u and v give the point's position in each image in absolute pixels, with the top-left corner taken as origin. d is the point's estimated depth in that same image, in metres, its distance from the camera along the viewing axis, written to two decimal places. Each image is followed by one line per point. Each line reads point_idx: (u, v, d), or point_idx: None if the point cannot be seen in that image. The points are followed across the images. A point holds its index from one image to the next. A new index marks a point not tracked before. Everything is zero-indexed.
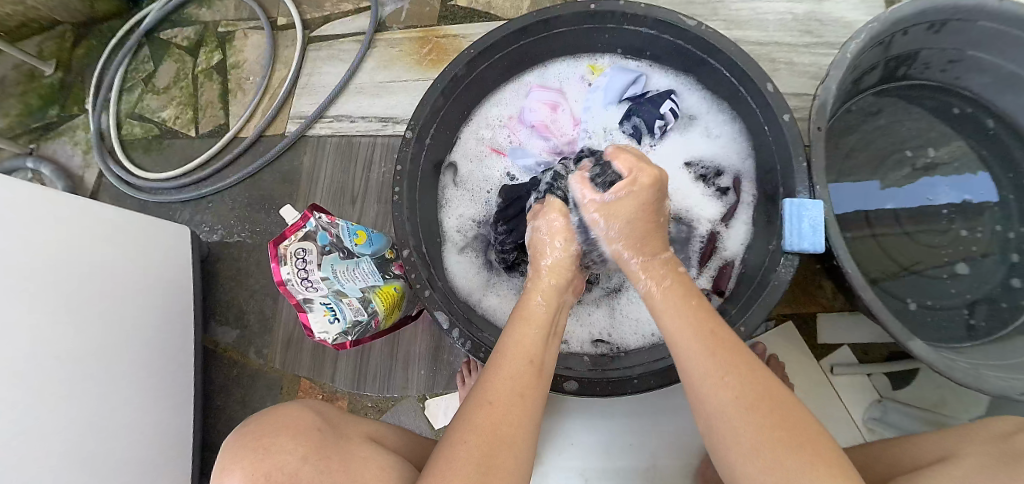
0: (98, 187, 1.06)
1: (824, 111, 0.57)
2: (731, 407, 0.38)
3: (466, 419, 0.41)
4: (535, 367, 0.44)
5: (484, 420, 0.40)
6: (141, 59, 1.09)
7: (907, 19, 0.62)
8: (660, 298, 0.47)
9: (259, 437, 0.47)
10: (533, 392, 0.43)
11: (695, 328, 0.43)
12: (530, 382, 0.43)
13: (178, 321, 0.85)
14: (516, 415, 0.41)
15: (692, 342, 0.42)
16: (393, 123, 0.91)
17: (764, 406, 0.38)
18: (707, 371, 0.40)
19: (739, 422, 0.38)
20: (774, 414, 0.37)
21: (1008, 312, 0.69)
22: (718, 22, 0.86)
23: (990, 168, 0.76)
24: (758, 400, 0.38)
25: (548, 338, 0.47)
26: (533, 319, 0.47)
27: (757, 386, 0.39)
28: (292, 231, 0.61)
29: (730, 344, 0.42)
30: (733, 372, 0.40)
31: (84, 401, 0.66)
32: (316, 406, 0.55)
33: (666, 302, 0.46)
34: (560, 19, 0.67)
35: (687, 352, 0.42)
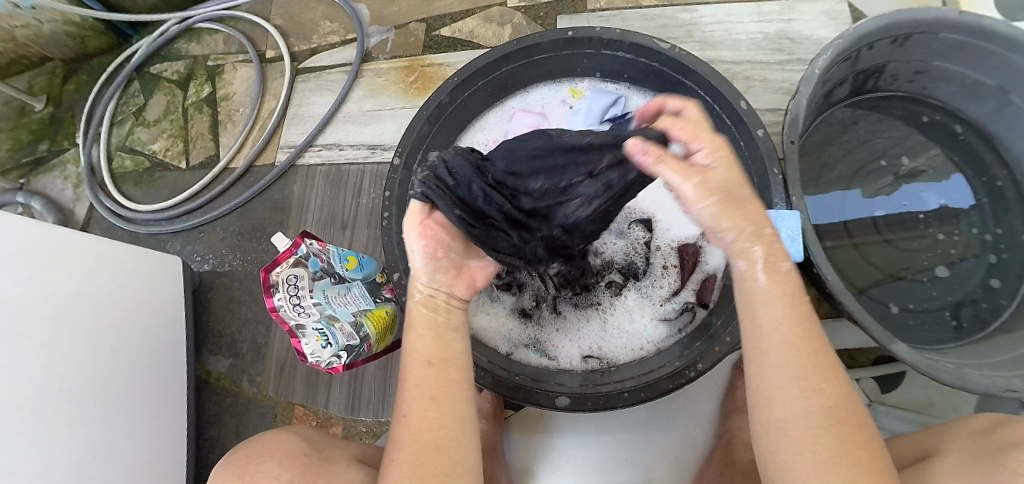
0: (88, 221, 1.06)
1: (796, 126, 0.60)
2: (811, 422, 0.40)
3: (394, 440, 0.45)
4: (436, 365, 0.46)
5: (406, 436, 0.44)
6: (132, 94, 1.11)
7: (870, 35, 0.66)
8: (763, 285, 0.45)
9: (246, 464, 0.48)
10: (444, 392, 0.45)
11: (793, 332, 0.42)
12: (435, 382, 0.46)
13: (170, 351, 0.85)
14: (430, 421, 0.44)
15: (789, 349, 0.42)
16: (381, 149, 0.93)
17: (838, 422, 0.40)
18: (791, 388, 0.41)
19: (812, 437, 0.40)
20: (845, 430, 0.40)
21: (988, 312, 0.72)
22: (693, 44, 0.89)
23: (962, 173, 0.79)
24: (841, 417, 0.41)
25: (440, 331, 0.48)
26: (420, 319, 0.49)
27: (841, 402, 0.41)
28: (283, 257, 0.62)
29: (822, 355, 0.43)
30: (818, 383, 0.41)
31: (76, 435, 0.66)
32: (305, 432, 0.56)
33: (771, 293, 0.44)
34: (540, 46, 0.70)
35: (778, 356, 0.42)
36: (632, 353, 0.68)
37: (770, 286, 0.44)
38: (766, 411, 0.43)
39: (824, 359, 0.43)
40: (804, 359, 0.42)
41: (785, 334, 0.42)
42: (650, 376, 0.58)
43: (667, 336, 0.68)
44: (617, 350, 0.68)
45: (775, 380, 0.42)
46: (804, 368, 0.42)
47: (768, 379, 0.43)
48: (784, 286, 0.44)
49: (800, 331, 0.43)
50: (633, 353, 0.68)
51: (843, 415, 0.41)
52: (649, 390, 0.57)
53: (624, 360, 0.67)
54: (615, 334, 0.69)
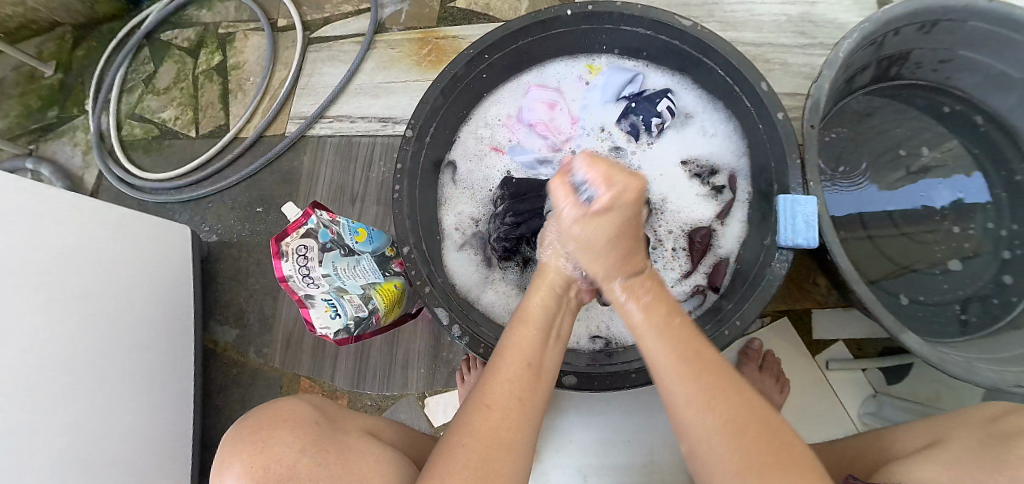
0: (98, 188, 1.06)
1: (817, 110, 0.58)
2: (714, 433, 0.39)
3: (465, 422, 0.43)
4: (532, 371, 0.46)
5: (481, 424, 0.42)
6: (142, 61, 1.10)
7: (897, 19, 0.63)
8: (639, 315, 0.47)
9: (258, 430, 0.48)
10: (530, 394, 0.45)
11: (676, 349, 0.43)
12: (528, 386, 0.45)
13: (178, 319, 0.86)
14: (515, 418, 0.43)
15: (675, 366, 0.43)
16: (392, 123, 0.92)
17: (741, 427, 0.39)
18: (692, 397, 0.41)
19: (720, 443, 0.39)
20: (750, 433, 0.38)
21: (999, 308, 0.71)
22: (713, 24, 0.87)
23: (982, 166, 0.77)
24: (740, 425, 0.39)
25: (545, 342, 0.49)
26: (532, 319, 0.50)
27: (743, 408, 0.40)
28: (293, 228, 0.61)
29: (712, 362, 0.43)
30: (720, 393, 0.40)
31: (82, 399, 0.66)
32: (316, 401, 0.56)
33: (646, 320, 0.47)
34: (559, 20, 0.68)
35: (671, 373, 0.42)
36: None
37: (645, 318, 0.47)
38: (682, 429, 0.42)
39: (717, 369, 0.42)
40: (697, 372, 0.42)
41: (665, 353, 0.44)
42: None
43: None
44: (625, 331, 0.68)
45: (677, 394, 0.42)
46: (696, 382, 0.41)
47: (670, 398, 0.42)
48: (653, 319, 0.46)
49: (680, 352, 0.43)
50: None
51: (750, 419, 0.39)
52: None
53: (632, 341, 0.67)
54: None
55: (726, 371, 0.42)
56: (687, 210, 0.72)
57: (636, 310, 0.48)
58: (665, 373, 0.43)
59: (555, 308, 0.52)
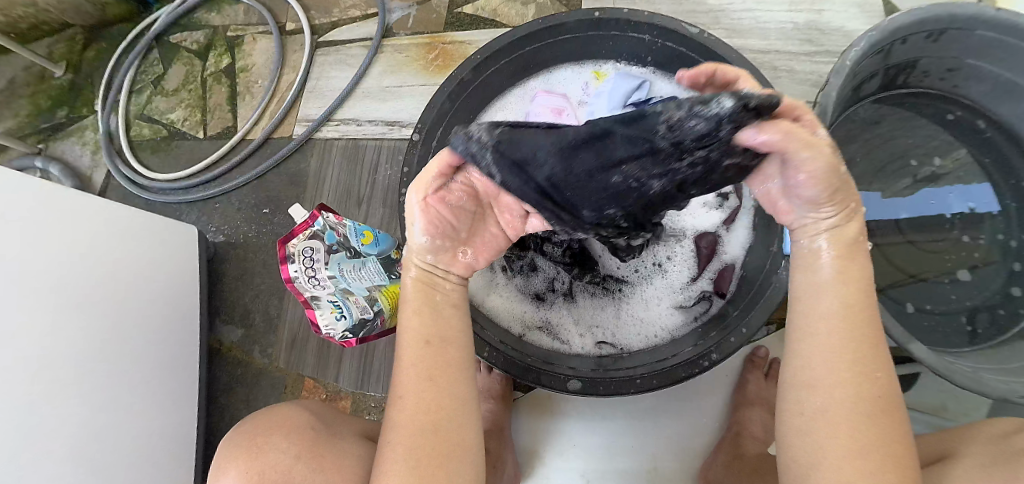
0: (106, 187, 1.07)
1: (824, 118, 0.58)
2: (851, 409, 0.38)
3: (392, 422, 0.44)
4: (434, 345, 0.46)
5: (402, 419, 0.43)
6: (151, 62, 1.11)
7: (905, 27, 0.63)
8: (825, 277, 0.41)
9: (254, 437, 0.48)
10: (436, 371, 0.45)
11: (846, 308, 0.40)
12: (438, 367, 0.45)
13: (183, 320, 0.86)
14: (433, 404, 0.43)
15: (836, 330, 0.40)
16: (399, 126, 0.92)
17: (878, 416, 0.38)
18: (846, 368, 0.39)
19: (852, 419, 0.38)
20: (884, 424, 0.38)
21: (1006, 318, 0.70)
22: (720, 31, 0.88)
23: (990, 176, 0.77)
24: (878, 411, 0.38)
25: (439, 312, 0.47)
26: (414, 304, 0.48)
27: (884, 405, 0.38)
28: (300, 229, 0.63)
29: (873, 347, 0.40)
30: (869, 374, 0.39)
31: (87, 400, 0.67)
32: (313, 407, 0.56)
33: (824, 285, 0.41)
34: (564, 26, 0.68)
35: (830, 332, 0.40)
36: (645, 340, 0.67)
37: (837, 273, 0.41)
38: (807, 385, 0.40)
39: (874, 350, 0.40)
40: (852, 343, 0.39)
41: (842, 315, 0.40)
42: (663, 364, 0.58)
43: (683, 324, 0.67)
44: (630, 337, 0.68)
45: (822, 362, 0.40)
46: (853, 350, 0.39)
47: (804, 345, 0.41)
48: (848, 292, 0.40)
49: (861, 328, 0.40)
50: (647, 341, 0.67)
51: (883, 405, 0.38)
52: (663, 378, 0.56)
53: (637, 346, 0.67)
54: (629, 320, 0.69)
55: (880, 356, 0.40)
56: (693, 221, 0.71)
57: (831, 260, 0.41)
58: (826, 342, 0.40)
59: (432, 285, 0.49)
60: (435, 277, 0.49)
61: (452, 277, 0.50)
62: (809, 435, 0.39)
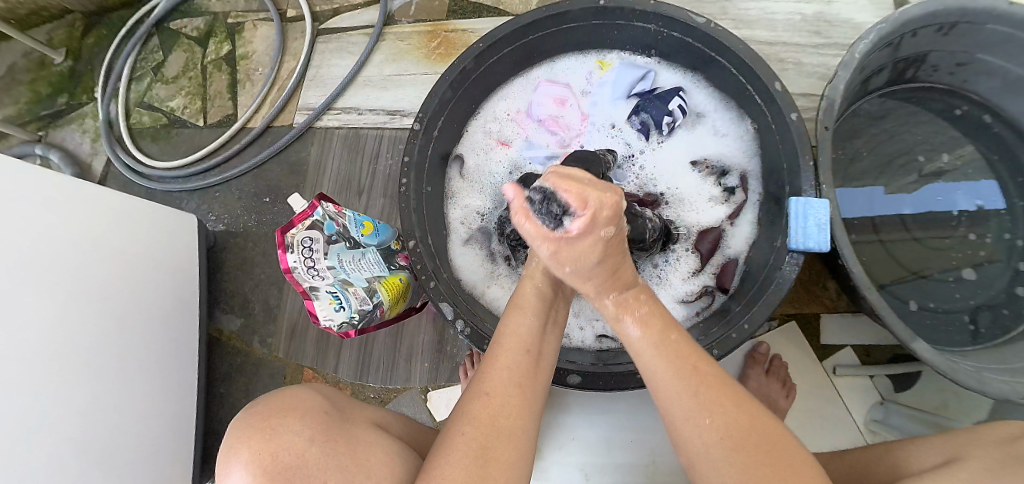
0: (106, 175, 1.07)
1: (831, 112, 0.57)
2: (728, 458, 0.37)
3: (465, 411, 0.42)
4: (532, 357, 0.45)
5: (481, 409, 0.41)
6: (151, 49, 1.10)
7: (915, 20, 0.62)
8: (641, 331, 0.44)
9: (267, 418, 0.46)
10: (528, 380, 0.44)
11: (664, 352, 0.42)
12: (527, 373, 0.44)
13: (183, 310, 0.86)
14: (515, 408, 0.41)
15: (673, 384, 0.41)
16: (400, 115, 0.91)
17: (746, 441, 0.37)
18: (689, 409, 0.39)
19: (721, 459, 0.37)
20: (756, 448, 0.37)
21: (1009, 318, 0.69)
22: (727, 21, 0.86)
23: (998, 173, 0.76)
24: (738, 440, 0.37)
25: (543, 328, 0.48)
26: (527, 305, 0.48)
27: (745, 420, 0.38)
28: (299, 219, 0.62)
29: (713, 376, 0.41)
30: (722, 404, 0.39)
31: (87, 390, 0.66)
32: (323, 391, 0.55)
33: (645, 336, 0.43)
34: (569, 15, 0.67)
35: (670, 391, 0.40)
36: None
37: (643, 331, 0.44)
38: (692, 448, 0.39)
39: (709, 373, 0.41)
40: (688, 388, 0.40)
41: (658, 369, 0.42)
42: None
43: (684, 319, 0.67)
44: None
45: (681, 418, 0.40)
46: (693, 391, 0.40)
47: (665, 409, 0.41)
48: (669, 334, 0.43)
49: (675, 371, 0.41)
50: None
51: (753, 434, 0.38)
52: None
53: None
54: None
55: (726, 381, 0.41)
56: (699, 213, 0.71)
57: (635, 330, 0.44)
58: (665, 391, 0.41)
59: (548, 302, 0.50)
60: (551, 292, 0.50)
61: (557, 297, 0.51)
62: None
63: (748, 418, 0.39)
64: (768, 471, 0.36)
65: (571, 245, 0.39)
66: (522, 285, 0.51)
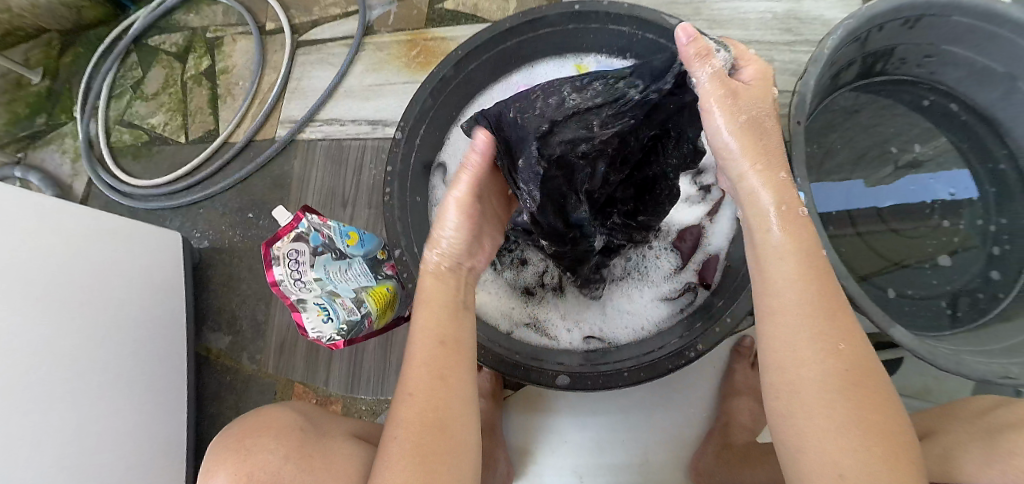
0: (88, 196, 1.06)
1: (803, 108, 0.58)
2: (826, 379, 0.38)
3: (395, 417, 0.44)
4: (447, 345, 0.46)
5: (410, 411, 0.43)
6: (129, 66, 1.09)
7: (882, 14, 0.64)
8: (778, 239, 0.42)
9: (242, 439, 0.47)
10: (451, 371, 0.45)
11: (802, 270, 0.41)
12: (446, 362, 0.45)
13: (171, 328, 0.85)
14: (438, 399, 0.43)
15: (798, 298, 0.40)
16: (383, 125, 0.92)
17: (857, 388, 0.38)
18: (807, 348, 0.39)
19: (827, 403, 0.38)
20: (865, 396, 0.38)
21: (985, 302, 0.71)
22: (701, 21, 0.88)
23: (968, 160, 0.78)
24: (852, 384, 0.38)
25: (452, 314, 0.49)
26: (435, 300, 0.49)
27: (855, 368, 0.38)
28: (285, 231, 0.62)
29: (841, 316, 0.40)
30: (841, 346, 0.39)
31: (74, 411, 0.66)
32: (304, 409, 0.55)
33: (784, 248, 0.42)
34: (545, 20, 0.68)
35: (797, 307, 0.40)
36: (633, 333, 0.68)
37: (787, 237, 0.42)
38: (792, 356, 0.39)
39: (841, 317, 0.40)
40: (818, 309, 0.40)
41: (794, 298, 0.40)
42: (651, 356, 0.58)
43: (669, 315, 0.68)
44: (617, 330, 0.68)
45: (793, 334, 0.40)
46: (818, 331, 0.39)
47: (777, 313, 0.41)
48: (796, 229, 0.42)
49: (817, 288, 0.40)
50: (634, 334, 0.68)
51: (859, 368, 0.38)
52: (650, 370, 0.56)
53: (625, 340, 0.67)
54: (616, 314, 0.70)
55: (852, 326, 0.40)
56: (678, 210, 0.72)
57: (778, 231, 0.43)
58: (791, 322, 0.40)
59: (455, 289, 0.51)
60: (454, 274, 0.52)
61: (466, 279, 0.53)
62: (792, 413, 0.39)
63: (862, 369, 0.39)
64: (867, 426, 0.37)
65: (740, 92, 0.45)
66: (423, 277, 0.53)
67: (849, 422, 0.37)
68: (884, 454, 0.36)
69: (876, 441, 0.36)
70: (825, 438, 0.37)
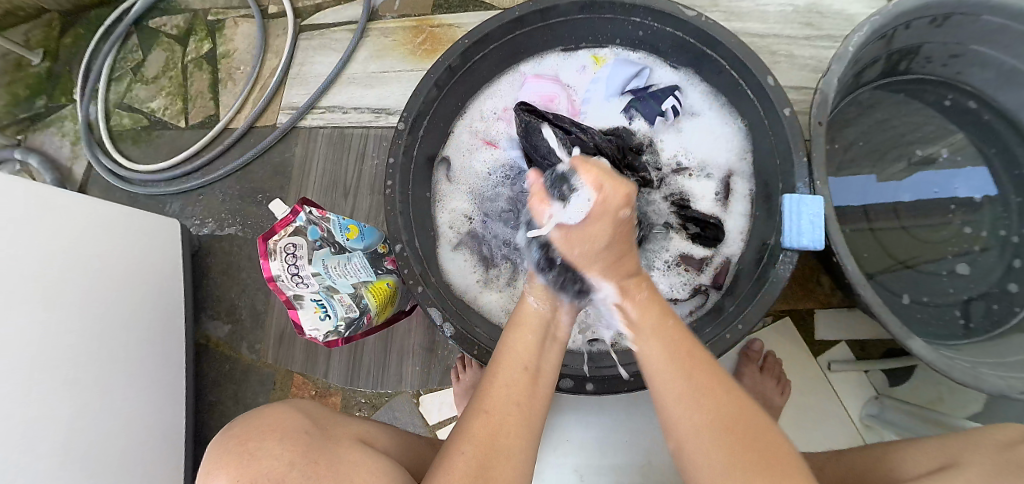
0: (88, 180, 1.04)
1: (826, 106, 0.55)
2: (704, 434, 0.37)
3: (465, 428, 0.40)
4: (530, 374, 0.42)
5: (478, 428, 0.39)
6: (130, 49, 1.07)
7: (910, 12, 0.60)
8: (636, 313, 0.43)
9: (245, 442, 0.45)
10: (531, 402, 0.41)
11: (660, 330, 0.42)
12: (526, 389, 0.42)
13: (169, 317, 0.84)
14: (515, 427, 0.40)
15: (662, 360, 0.41)
16: (386, 113, 0.89)
17: (731, 428, 0.36)
18: (679, 393, 0.39)
19: (712, 446, 0.36)
20: (747, 439, 0.36)
21: (1000, 313, 0.69)
22: (717, 13, 0.85)
23: (991, 163, 0.75)
24: (728, 425, 0.37)
25: (542, 344, 0.44)
26: (528, 324, 0.45)
27: (734, 411, 0.37)
28: (281, 226, 0.60)
29: (707, 364, 0.40)
30: (702, 392, 0.38)
31: (73, 400, 0.65)
32: (305, 406, 0.54)
33: (643, 318, 0.43)
34: (556, 9, 0.65)
35: (656, 354, 0.41)
36: None
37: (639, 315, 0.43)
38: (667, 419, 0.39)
39: (704, 365, 0.40)
40: (676, 359, 0.40)
41: (654, 343, 0.41)
42: None
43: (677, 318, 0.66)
44: None
45: (662, 389, 0.40)
46: (672, 369, 0.40)
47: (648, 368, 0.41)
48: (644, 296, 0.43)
49: (656, 332, 0.42)
50: None
51: (740, 420, 0.37)
52: None
53: (631, 342, 0.65)
54: None
55: (712, 367, 0.40)
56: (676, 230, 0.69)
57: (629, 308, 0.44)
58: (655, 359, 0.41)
59: (551, 316, 0.46)
60: (550, 302, 0.46)
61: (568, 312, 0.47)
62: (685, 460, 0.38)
63: (742, 411, 0.38)
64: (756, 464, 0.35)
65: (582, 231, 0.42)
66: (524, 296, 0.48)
67: (722, 448, 0.36)
68: None
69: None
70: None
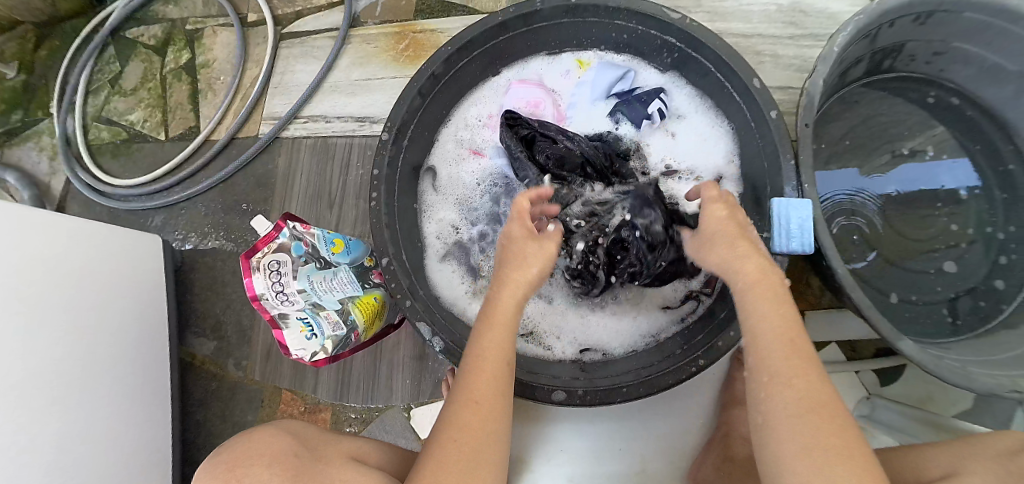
0: (66, 195, 1.02)
1: (812, 108, 0.55)
2: (789, 406, 0.39)
3: (444, 433, 0.43)
4: (505, 372, 0.46)
5: (463, 434, 0.42)
6: (107, 60, 1.04)
7: (893, 11, 0.60)
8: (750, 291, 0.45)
9: (232, 467, 0.44)
10: (503, 397, 0.45)
11: (782, 316, 0.43)
12: (501, 388, 0.45)
13: (154, 335, 0.82)
14: (492, 425, 0.43)
15: (772, 338, 0.42)
16: (370, 122, 0.88)
17: (820, 411, 0.38)
18: (779, 372, 0.40)
19: (798, 422, 0.38)
20: (831, 422, 0.38)
21: (988, 310, 0.69)
22: (701, 14, 0.84)
23: (975, 159, 0.75)
24: (820, 407, 0.38)
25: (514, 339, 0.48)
26: (500, 324, 0.47)
27: (826, 396, 0.39)
28: (264, 242, 0.59)
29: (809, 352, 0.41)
30: (806, 373, 0.40)
31: (56, 427, 0.63)
32: (293, 427, 0.53)
33: (757, 296, 0.44)
34: (540, 14, 0.64)
35: (765, 334, 0.42)
36: (631, 342, 0.65)
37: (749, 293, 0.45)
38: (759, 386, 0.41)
39: (808, 352, 0.41)
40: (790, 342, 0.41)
41: (767, 323, 0.42)
42: (650, 371, 0.55)
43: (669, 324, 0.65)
44: (614, 339, 0.65)
45: (768, 366, 0.41)
46: (783, 350, 0.41)
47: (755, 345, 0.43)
48: (761, 286, 0.44)
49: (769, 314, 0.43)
50: (634, 343, 0.65)
51: (830, 406, 0.38)
52: (649, 385, 0.54)
53: (623, 350, 0.64)
54: (611, 320, 0.66)
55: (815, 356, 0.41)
56: None
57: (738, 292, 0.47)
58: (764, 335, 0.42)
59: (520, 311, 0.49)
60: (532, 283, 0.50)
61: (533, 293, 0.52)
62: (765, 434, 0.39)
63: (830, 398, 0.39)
64: (836, 445, 0.37)
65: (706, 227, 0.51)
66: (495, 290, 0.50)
67: (811, 427, 0.37)
68: (857, 473, 0.35)
69: (846, 466, 0.36)
70: (795, 458, 0.37)
